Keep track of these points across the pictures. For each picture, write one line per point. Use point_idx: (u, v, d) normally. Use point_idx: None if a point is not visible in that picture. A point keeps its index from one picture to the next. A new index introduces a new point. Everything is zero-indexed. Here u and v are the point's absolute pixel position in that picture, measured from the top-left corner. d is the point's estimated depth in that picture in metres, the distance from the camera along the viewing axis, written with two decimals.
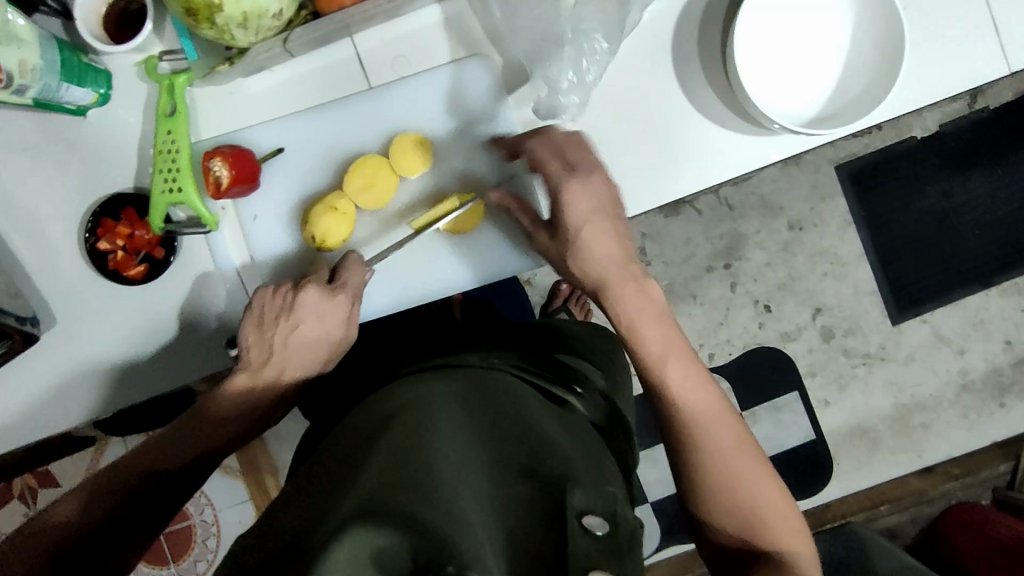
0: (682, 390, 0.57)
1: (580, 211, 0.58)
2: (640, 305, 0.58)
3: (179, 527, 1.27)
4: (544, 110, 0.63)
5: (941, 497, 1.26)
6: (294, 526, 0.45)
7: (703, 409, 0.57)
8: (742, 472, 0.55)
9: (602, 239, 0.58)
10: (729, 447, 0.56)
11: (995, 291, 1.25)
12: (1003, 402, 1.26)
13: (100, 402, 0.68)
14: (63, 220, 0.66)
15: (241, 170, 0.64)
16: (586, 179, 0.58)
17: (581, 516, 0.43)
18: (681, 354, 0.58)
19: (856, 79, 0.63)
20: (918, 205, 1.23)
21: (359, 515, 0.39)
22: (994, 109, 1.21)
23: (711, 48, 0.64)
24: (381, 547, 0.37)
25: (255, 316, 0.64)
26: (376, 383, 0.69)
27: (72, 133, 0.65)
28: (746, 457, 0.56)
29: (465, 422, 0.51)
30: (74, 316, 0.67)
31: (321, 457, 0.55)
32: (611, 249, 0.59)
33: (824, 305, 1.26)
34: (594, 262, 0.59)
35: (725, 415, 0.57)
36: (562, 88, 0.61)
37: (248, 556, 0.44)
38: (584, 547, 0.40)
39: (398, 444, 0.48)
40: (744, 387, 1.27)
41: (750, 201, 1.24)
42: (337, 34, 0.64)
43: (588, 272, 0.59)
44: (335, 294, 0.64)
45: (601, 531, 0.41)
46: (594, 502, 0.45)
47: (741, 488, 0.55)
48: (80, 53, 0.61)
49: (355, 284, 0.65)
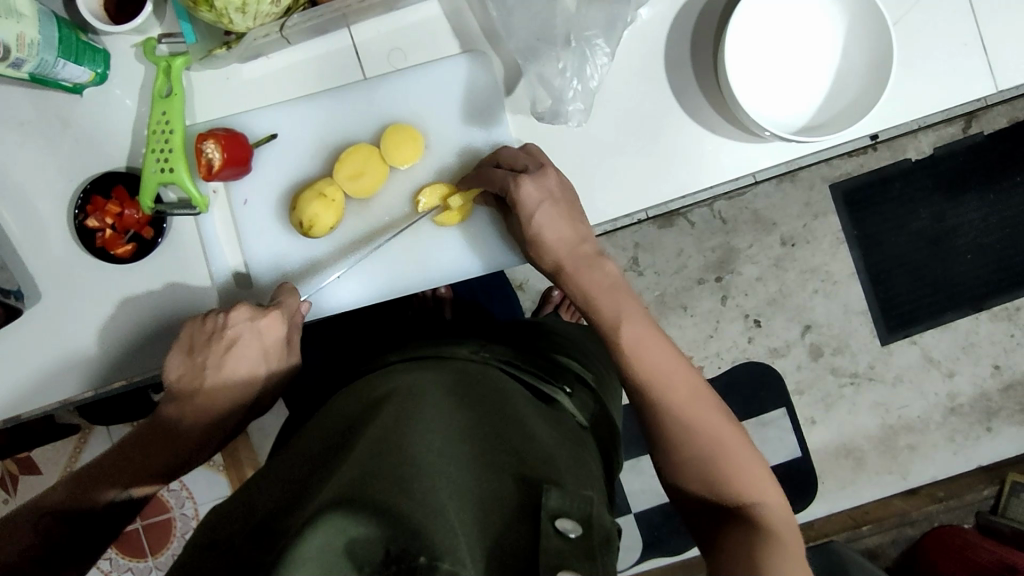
0: (647, 361, 0.58)
1: (534, 202, 0.61)
2: (604, 292, 0.61)
3: (158, 519, 1.26)
4: (548, 115, 0.62)
5: (924, 519, 1.26)
6: (269, 510, 0.44)
7: (670, 377, 0.58)
8: (711, 434, 0.56)
9: (559, 224, 0.62)
10: (699, 415, 0.57)
11: (985, 315, 1.25)
12: (990, 427, 1.26)
13: (77, 382, 0.67)
14: (53, 197, 0.66)
15: (233, 153, 0.64)
16: (537, 175, 0.61)
17: (556, 521, 0.43)
18: (641, 326, 0.59)
19: (846, 90, 0.63)
20: (911, 227, 1.24)
21: (335, 503, 0.39)
22: (987, 134, 1.22)
23: (704, 56, 0.64)
24: (355, 536, 0.37)
25: (185, 344, 0.64)
26: (355, 372, 0.69)
27: (67, 111, 0.66)
28: (711, 411, 0.58)
29: (451, 412, 0.51)
30: (57, 295, 0.67)
31: (300, 443, 0.54)
32: (565, 233, 0.62)
33: (813, 322, 1.26)
34: (560, 255, 0.62)
35: (692, 382, 0.58)
36: (568, 96, 0.62)
37: (216, 538, 0.43)
38: (556, 548, 0.41)
39: (381, 431, 0.47)
40: (730, 400, 1.27)
41: (743, 215, 1.25)
42: (334, 24, 0.65)
43: (557, 267, 0.63)
44: (267, 312, 0.64)
45: (573, 534, 0.42)
46: (571, 505, 0.46)
47: (712, 454, 0.55)
48: (79, 32, 0.62)
49: (295, 305, 0.66)
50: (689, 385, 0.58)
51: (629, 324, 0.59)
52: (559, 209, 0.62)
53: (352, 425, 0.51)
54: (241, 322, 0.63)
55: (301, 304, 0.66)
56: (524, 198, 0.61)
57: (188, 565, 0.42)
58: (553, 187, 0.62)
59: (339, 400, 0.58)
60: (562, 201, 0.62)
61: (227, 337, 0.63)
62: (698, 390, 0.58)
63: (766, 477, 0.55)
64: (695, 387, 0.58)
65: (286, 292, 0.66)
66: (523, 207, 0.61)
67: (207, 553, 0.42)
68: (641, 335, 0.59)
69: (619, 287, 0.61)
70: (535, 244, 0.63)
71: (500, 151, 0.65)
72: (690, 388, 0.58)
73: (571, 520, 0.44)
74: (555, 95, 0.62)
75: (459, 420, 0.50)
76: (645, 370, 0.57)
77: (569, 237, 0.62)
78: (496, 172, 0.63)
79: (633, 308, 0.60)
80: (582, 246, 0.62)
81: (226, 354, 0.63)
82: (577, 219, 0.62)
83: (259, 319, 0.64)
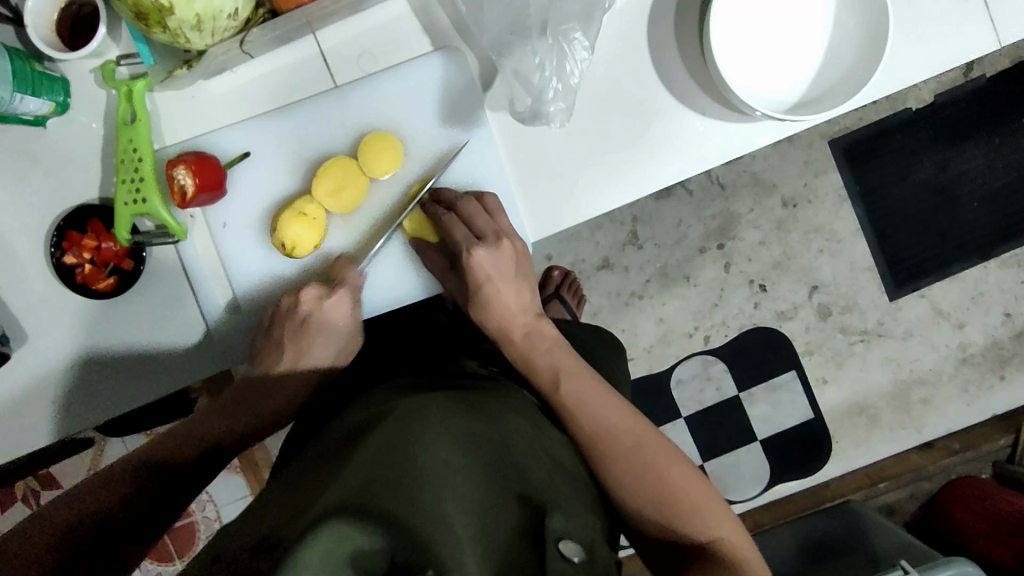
0: (594, 413, 0.58)
1: (484, 274, 0.62)
2: (543, 350, 0.62)
3: (181, 524, 1.23)
4: (528, 117, 0.60)
5: (940, 472, 1.25)
6: (269, 522, 0.44)
7: (613, 425, 0.58)
8: (664, 475, 0.56)
9: (506, 290, 0.63)
10: (647, 454, 0.57)
11: (994, 263, 1.23)
12: (1003, 374, 1.25)
13: (73, 419, 0.66)
14: (27, 235, 0.64)
15: (205, 178, 0.62)
16: (493, 247, 0.62)
17: (561, 543, 0.43)
18: (584, 379, 0.60)
19: (843, 60, 0.60)
20: (915, 178, 1.20)
21: (336, 511, 0.40)
22: (991, 77, 1.18)
23: (688, 35, 0.61)
24: (358, 548, 0.39)
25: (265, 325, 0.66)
26: (369, 383, 0.73)
27: (32, 144, 0.64)
28: (660, 448, 0.57)
29: (456, 419, 0.50)
30: (42, 335, 0.65)
31: (294, 466, 0.54)
32: (515, 299, 0.63)
33: (820, 282, 1.24)
34: (504, 319, 0.63)
35: (635, 430, 0.58)
36: (548, 96, 0.59)
37: (222, 551, 0.43)
38: (561, 571, 0.40)
39: (384, 441, 0.47)
40: (740, 368, 1.25)
41: (742, 179, 1.22)
42: (299, 32, 0.62)
43: (501, 331, 0.63)
44: (334, 290, 0.64)
45: (577, 558, 0.42)
46: (573, 530, 0.45)
47: (665, 493, 0.56)
48: (34, 62, 0.60)
49: (356, 280, 0.65)
50: (631, 433, 0.57)
51: (575, 381, 0.60)
52: (511, 279, 0.63)
53: (358, 431, 0.51)
54: (310, 302, 0.64)
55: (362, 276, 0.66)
56: (478, 264, 0.62)
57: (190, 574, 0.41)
58: (506, 259, 0.63)
59: (328, 430, 0.57)
60: (510, 271, 0.63)
61: (298, 317, 0.65)
62: (644, 436, 0.58)
63: (715, 497, 0.57)
64: (644, 430, 0.58)
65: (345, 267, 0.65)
66: (474, 278, 0.62)
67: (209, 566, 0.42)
68: (584, 386, 0.59)
69: (558, 345, 0.62)
70: (484, 305, 0.63)
71: (458, 204, 0.63)
72: (639, 434, 0.58)
73: (575, 545, 0.43)
74: (535, 94, 0.59)
75: (463, 424, 0.50)
76: (593, 421, 0.58)
77: (514, 303, 0.63)
78: (451, 229, 0.62)
79: (573, 363, 0.61)
80: (523, 314, 0.64)
81: (301, 331, 0.65)
82: (524, 275, 0.64)
83: (326, 298, 0.64)
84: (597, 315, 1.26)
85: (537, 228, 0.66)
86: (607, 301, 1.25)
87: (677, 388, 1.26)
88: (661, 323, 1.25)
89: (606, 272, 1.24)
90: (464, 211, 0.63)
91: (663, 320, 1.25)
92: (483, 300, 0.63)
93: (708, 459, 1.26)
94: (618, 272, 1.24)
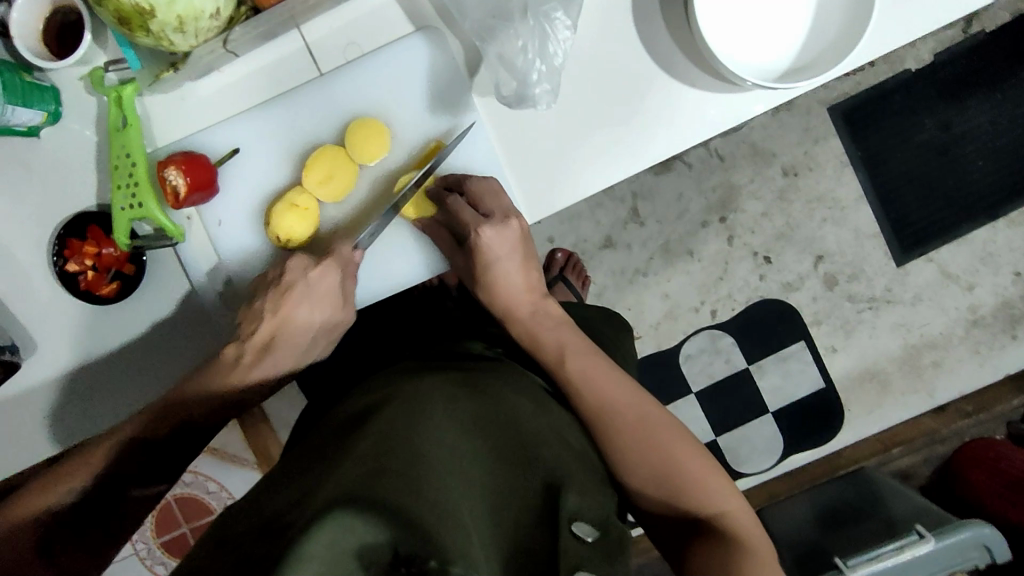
0: (595, 388, 0.59)
1: (491, 249, 0.62)
2: (544, 328, 0.63)
3: (204, 521, 1.24)
4: (515, 100, 0.59)
5: (954, 436, 1.24)
6: (273, 511, 0.44)
7: (617, 401, 0.58)
8: (667, 448, 0.57)
9: (512, 269, 0.63)
10: (652, 430, 0.57)
11: (1001, 223, 1.21)
12: (1014, 334, 1.23)
13: (84, 422, 0.67)
14: (30, 245, 0.65)
15: (197, 177, 0.62)
16: (502, 227, 0.61)
17: (574, 519, 0.44)
18: (586, 356, 0.60)
19: (831, 24, 0.59)
20: (916, 140, 1.19)
21: (341, 499, 0.39)
22: (990, 32, 1.16)
23: (673, 8, 0.61)
24: (364, 541, 0.37)
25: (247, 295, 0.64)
26: (380, 363, 0.76)
27: (27, 154, 0.64)
28: (661, 428, 0.57)
29: (458, 407, 0.50)
30: (50, 343, 0.66)
31: (297, 452, 0.54)
32: (521, 280, 0.64)
33: (826, 251, 1.23)
34: (507, 300, 0.64)
35: (637, 404, 0.58)
36: (533, 78, 0.59)
37: (227, 537, 0.43)
38: (574, 547, 0.42)
39: (388, 429, 0.46)
40: (748, 340, 1.25)
41: (741, 150, 1.21)
42: (283, 26, 0.63)
43: (503, 313, 0.64)
44: (320, 263, 0.62)
45: (590, 538, 0.44)
46: (584, 508, 0.47)
47: (669, 469, 0.56)
48: (22, 73, 0.60)
49: (346, 256, 0.63)
50: (634, 409, 0.58)
51: (577, 360, 0.60)
52: (516, 260, 0.63)
53: (360, 419, 0.51)
54: (296, 272, 0.62)
55: (355, 252, 0.63)
56: (489, 243, 0.61)
57: (199, 564, 0.42)
58: (514, 238, 0.62)
59: (333, 413, 0.58)
60: (517, 252, 0.63)
61: (282, 287, 0.62)
62: (647, 413, 0.58)
63: (721, 476, 0.57)
64: (648, 409, 0.58)
65: (338, 241, 0.63)
66: (483, 257, 0.62)
67: (215, 552, 0.42)
68: (584, 362, 0.60)
69: (562, 322, 0.63)
70: (489, 286, 0.64)
71: (468, 181, 0.62)
72: (641, 412, 0.58)
73: (586, 523, 0.45)
74: (520, 77, 0.59)
75: (466, 412, 0.50)
76: (595, 396, 0.58)
77: (520, 282, 0.64)
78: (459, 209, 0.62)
79: (577, 341, 0.62)
80: (527, 294, 0.64)
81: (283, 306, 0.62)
82: (530, 257, 0.64)
83: (313, 270, 0.62)
84: (603, 294, 1.26)
85: (533, 208, 0.65)
86: (612, 280, 1.25)
87: (685, 364, 1.26)
88: (667, 299, 1.25)
89: (609, 251, 1.24)
90: (472, 191, 0.62)
91: (669, 296, 1.25)
92: (487, 279, 0.63)
93: (720, 432, 1.27)
94: (621, 250, 1.24)
